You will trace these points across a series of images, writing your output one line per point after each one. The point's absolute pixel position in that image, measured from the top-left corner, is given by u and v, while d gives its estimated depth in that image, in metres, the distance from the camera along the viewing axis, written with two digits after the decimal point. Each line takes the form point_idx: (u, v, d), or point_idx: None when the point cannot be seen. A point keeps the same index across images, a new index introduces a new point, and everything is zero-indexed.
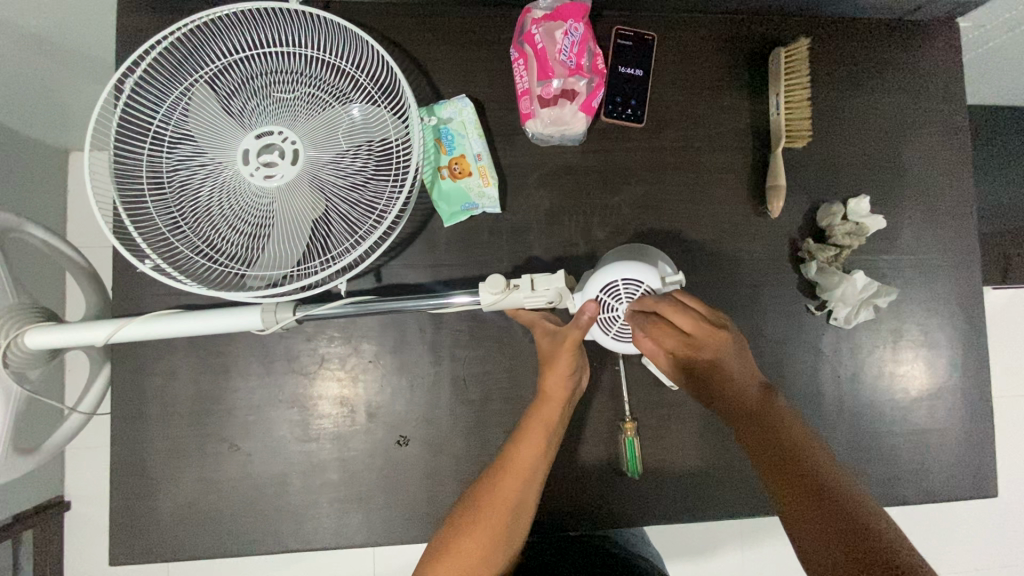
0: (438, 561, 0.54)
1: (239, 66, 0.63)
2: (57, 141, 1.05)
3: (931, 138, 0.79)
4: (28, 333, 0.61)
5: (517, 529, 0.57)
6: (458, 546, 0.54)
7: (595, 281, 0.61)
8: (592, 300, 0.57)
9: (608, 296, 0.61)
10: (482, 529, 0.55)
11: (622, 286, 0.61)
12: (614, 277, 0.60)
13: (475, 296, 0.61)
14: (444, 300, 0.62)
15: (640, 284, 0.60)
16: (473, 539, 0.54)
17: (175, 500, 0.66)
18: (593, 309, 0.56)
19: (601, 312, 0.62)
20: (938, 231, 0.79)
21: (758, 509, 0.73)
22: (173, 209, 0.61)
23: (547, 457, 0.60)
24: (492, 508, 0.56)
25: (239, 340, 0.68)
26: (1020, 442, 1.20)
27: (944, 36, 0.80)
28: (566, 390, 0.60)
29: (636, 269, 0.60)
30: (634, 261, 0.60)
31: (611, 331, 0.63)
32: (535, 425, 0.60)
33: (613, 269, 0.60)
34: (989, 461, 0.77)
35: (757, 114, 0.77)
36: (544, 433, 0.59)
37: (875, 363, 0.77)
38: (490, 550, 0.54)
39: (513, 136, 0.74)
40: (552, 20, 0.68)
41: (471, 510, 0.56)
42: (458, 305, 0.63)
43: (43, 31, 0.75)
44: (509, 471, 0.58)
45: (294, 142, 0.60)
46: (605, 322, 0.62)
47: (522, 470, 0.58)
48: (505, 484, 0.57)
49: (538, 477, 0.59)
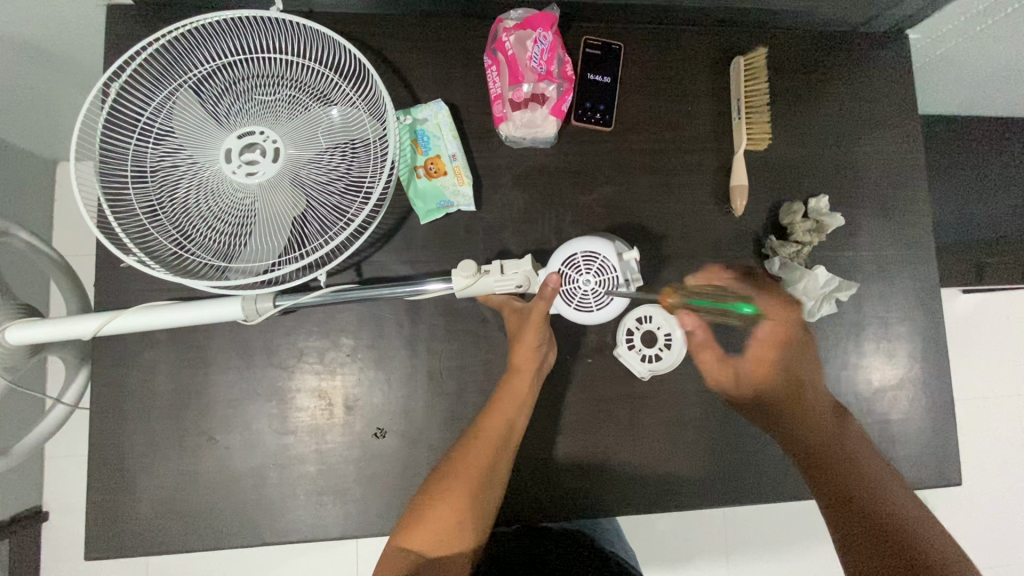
0: (415, 529, 0.57)
1: (224, 70, 0.66)
2: (44, 151, 1.07)
3: (886, 141, 0.84)
4: (10, 330, 0.63)
5: (489, 496, 0.59)
6: (435, 512, 0.57)
7: (556, 256, 0.68)
8: (554, 273, 0.60)
9: (569, 269, 0.68)
10: (456, 497, 0.58)
11: (582, 258, 0.67)
12: (574, 250, 0.67)
13: (449, 283, 0.65)
14: (417, 287, 0.65)
15: (597, 256, 0.67)
16: (448, 505, 0.58)
17: (153, 494, 0.68)
18: (553, 280, 0.59)
19: (563, 285, 0.68)
20: (896, 229, 0.83)
21: (726, 497, 0.76)
22: (155, 203, 0.63)
23: (518, 426, 0.63)
24: (465, 476, 0.59)
25: (220, 334, 0.70)
26: (985, 443, 1.24)
27: (894, 47, 0.85)
28: (534, 362, 0.64)
29: (592, 243, 0.67)
30: (591, 237, 0.68)
31: (572, 302, 0.68)
32: (505, 395, 0.63)
33: (574, 241, 0.67)
34: (951, 450, 0.80)
35: (720, 119, 0.81)
36: (513, 404, 0.63)
37: (838, 355, 0.81)
38: (462, 516, 0.58)
39: (486, 138, 0.77)
40: (522, 29, 0.72)
41: (446, 480, 0.59)
42: (433, 292, 0.66)
43: (34, 41, 0.78)
44: (480, 440, 0.61)
45: (274, 141, 0.63)
46: (566, 294, 0.67)
47: (492, 439, 0.61)
48: (477, 450, 0.60)
49: (510, 446, 0.62)
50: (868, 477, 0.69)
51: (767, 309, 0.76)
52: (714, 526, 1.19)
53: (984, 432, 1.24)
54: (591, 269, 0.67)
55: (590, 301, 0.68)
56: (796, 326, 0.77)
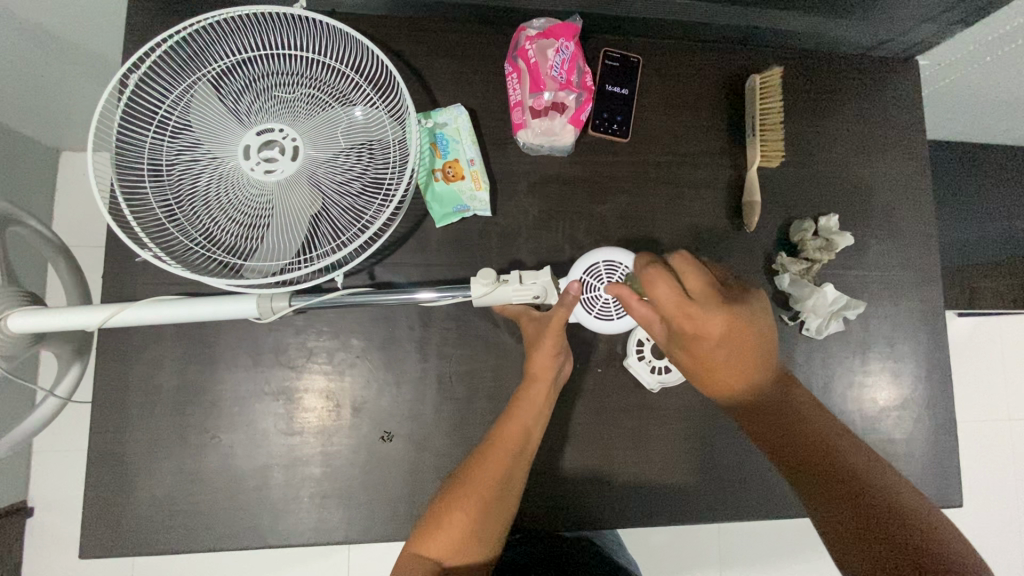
0: (430, 534, 0.56)
1: (244, 67, 0.65)
2: (47, 138, 1.06)
3: (895, 163, 0.85)
4: (12, 318, 0.60)
5: (505, 504, 0.58)
6: (450, 520, 0.56)
7: (579, 263, 0.70)
8: (575, 281, 0.62)
9: (591, 277, 0.71)
10: (474, 502, 0.57)
11: (603, 267, 0.70)
12: (597, 258, 0.70)
13: (439, 292, 0.65)
14: (410, 295, 0.65)
15: (619, 266, 0.71)
16: (464, 511, 0.56)
17: (154, 491, 0.66)
18: (577, 286, 0.61)
19: (585, 292, 0.71)
20: (903, 250, 0.84)
21: (731, 513, 0.76)
22: (169, 196, 0.62)
23: (534, 436, 0.63)
24: (483, 481, 0.58)
25: (229, 331, 0.69)
26: (980, 464, 1.26)
27: (904, 72, 0.86)
28: (551, 370, 0.64)
29: (613, 253, 0.70)
30: (612, 247, 0.71)
31: (593, 310, 0.70)
32: (523, 404, 0.63)
33: (596, 250, 0.70)
34: (955, 471, 0.80)
35: (735, 136, 0.82)
36: (530, 414, 0.63)
37: (843, 372, 0.81)
38: (477, 525, 0.56)
39: (503, 144, 0.77)
40: (544, 38, 0.73)
41: (463, 486, 0.58)
42: (423, 301, 0.66)
43: (50, 29, 0.77)
44: (497, 448, 0.61)
45: (294, 139, 0.62)
46: (588, 301, 0.71)
47: (509, 446, 0.61)
48: (493, 458, 0.60)
49: (527, 454, 0.62)
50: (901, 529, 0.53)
51: (663, 308, 0.56)
52: (710, 540, 1.19)
53: (976, 455, 1.26)
54: (612, 278, 0.71)
55: (611, 309, 0.71)
56: (718, 318, 0.55)
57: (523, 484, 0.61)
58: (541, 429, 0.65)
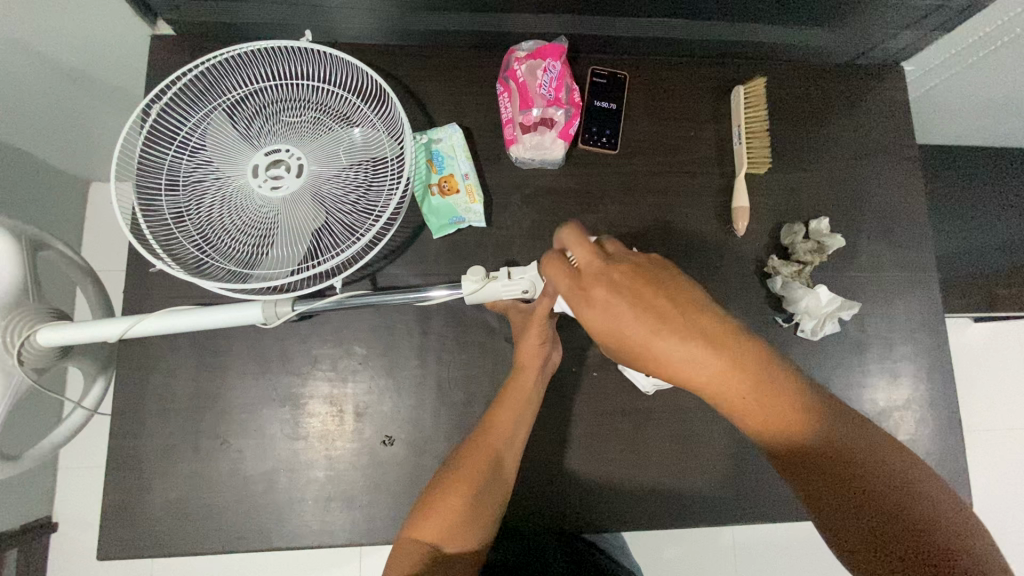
0: (427, 517, 0.58)
1: (255, 94, 0.71)
2: (75, 169, 1.13)
3: (883, 165, 0.87)
4: (42, 332, 0.65)
5: (498, 485, 0.61)
6: (444, 502, 0.58)
7: None
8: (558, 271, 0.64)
9: None
10: (467, 486, 0.59)
11: None
12: None
13: (452, 289, 0.67)
14: (422, 294, 0.68)
15: None
16: (459, 494, 0.58)
17: (168, 496, 0.69)
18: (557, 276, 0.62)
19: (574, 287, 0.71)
20: (897, 250, 0.85)
21: (731, 515, 0.76)
22: (185, 213, 0.67)
23: (526, 420, 0.65)
24: (475, 466, 0.61)
25: (239, 341, 0.73)
26: (998, 472, 1.22)
27: (886, 77, 0.89)
28: (539, 358, 0.67)
29: None
30: None
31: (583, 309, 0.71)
32: (515, 389, 0.66)
33: None
34: (963, 471, 0.79)
35: (722, 143, 0.84)
36: (522, 398, 0.65)
37: (840, 372, 0.81)
38: (472, 506, 0.58)
39: (496, 158, 0.81)
40: (533, 58, 0.77)
41: (457, 470, 0.61)
42: (437, 299, 0.69)
43: (79, 68, 0.84)
44: (490, 432, 0.63)
45: (299, 159, 0.67)
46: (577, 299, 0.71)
47: (503, 431, 0.63)
48: (487, 443, 0.62)
49: (518, 439, 0.64)
50: (931, 505, 0.46)
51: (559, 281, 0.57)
52: (722, 551, 1.17)
53: (999, 465, 1.22)
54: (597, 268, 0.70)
55: None
56: (600, 280, 0.54)
57: (516, 467, 0.63)
58: (533, 416, 0.67)
